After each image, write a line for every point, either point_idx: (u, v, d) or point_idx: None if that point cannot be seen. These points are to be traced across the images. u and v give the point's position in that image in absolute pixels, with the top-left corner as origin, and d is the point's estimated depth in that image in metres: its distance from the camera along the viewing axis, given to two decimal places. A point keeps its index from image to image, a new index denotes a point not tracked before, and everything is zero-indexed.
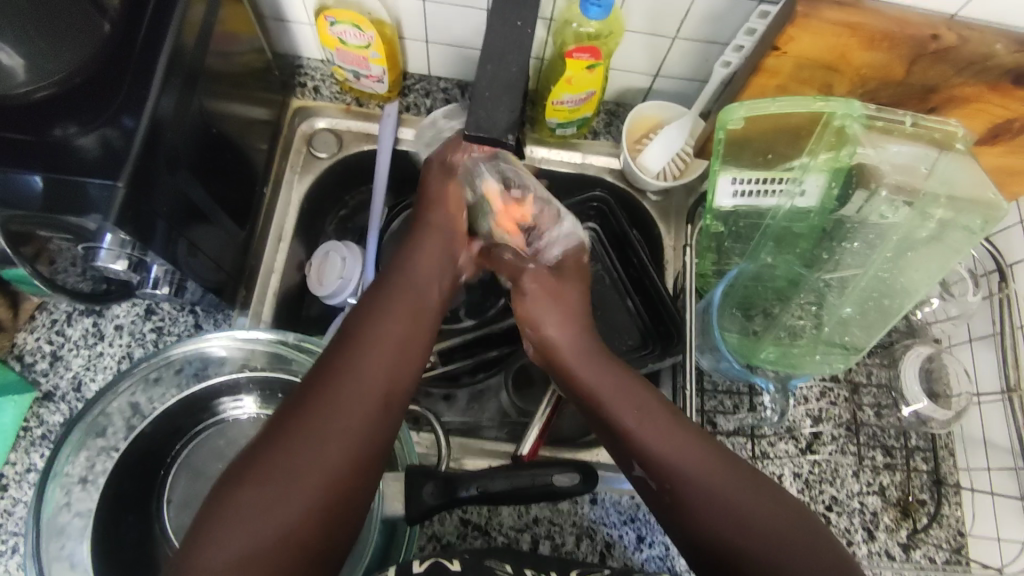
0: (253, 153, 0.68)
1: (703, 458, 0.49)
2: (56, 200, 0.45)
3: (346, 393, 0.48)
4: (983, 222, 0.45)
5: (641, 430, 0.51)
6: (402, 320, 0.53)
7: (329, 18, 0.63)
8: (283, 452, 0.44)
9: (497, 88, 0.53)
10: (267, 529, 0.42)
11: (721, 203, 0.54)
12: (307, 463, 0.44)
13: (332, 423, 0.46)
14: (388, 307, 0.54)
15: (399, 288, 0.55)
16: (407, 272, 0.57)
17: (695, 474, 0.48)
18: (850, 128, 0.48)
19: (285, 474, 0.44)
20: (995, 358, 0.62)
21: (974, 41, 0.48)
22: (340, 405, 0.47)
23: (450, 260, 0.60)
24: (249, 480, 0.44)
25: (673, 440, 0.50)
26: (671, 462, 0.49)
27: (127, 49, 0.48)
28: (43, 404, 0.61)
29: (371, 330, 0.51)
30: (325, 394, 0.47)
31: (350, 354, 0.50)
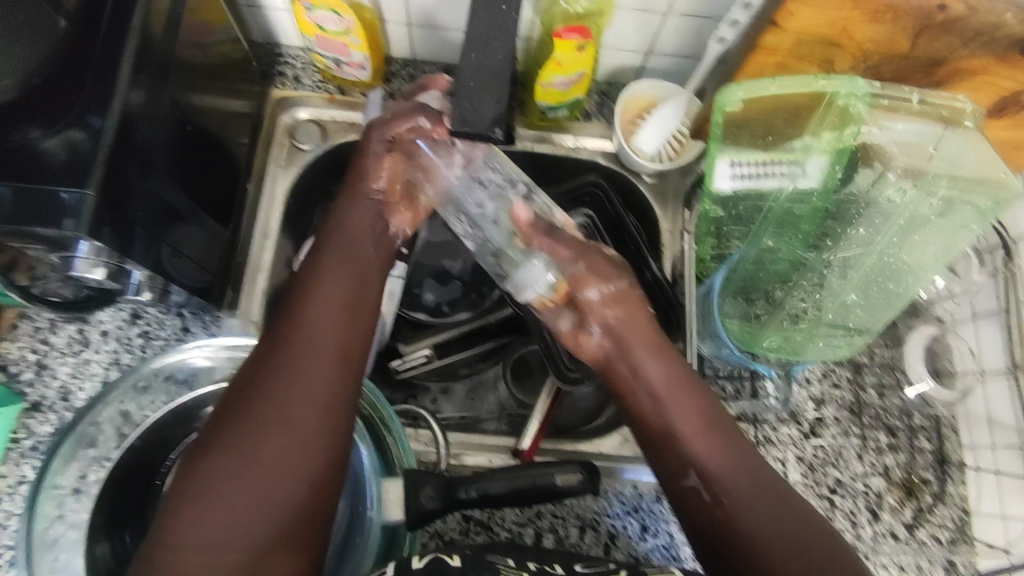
0: (235, 148, 0.65)
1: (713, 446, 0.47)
2: (24, 211, 0.42)
3: (302, 365, 0.45)
4: (994, 202, 0.44)
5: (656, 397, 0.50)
6: (346, 282, 0.51)
7: (305, 4, 0.60)
8: (239, 425, 0.42)
9: (482, 77, 0.50)
10: (250, 512, 0.40)
11: (719, 186, 0.52)
12: (277, 435, 0.42)
13: (276, 389, 0.44)
14: (328, 269, 0.51)
15: (338, 253, 0.53)
16: (345, 236, 0.55)
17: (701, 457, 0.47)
18: (854, 107, 0.46)
19: (247, 443, 0.42)
20: (999, 335, 0.61)
21: (983, 10, 0.45)
22: (299, 377, 0.45)
23: (385, 226, 0.58)
24: (211, 459, 0.41)
25: (701, 431, 0.48)
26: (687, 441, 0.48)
27: (89, 45, 0.45)
28: (31, 415, 0.60)
29: (315, 295, 0.49)
30: (271, 361, 0.45)
31: (290, 331, 0.47)
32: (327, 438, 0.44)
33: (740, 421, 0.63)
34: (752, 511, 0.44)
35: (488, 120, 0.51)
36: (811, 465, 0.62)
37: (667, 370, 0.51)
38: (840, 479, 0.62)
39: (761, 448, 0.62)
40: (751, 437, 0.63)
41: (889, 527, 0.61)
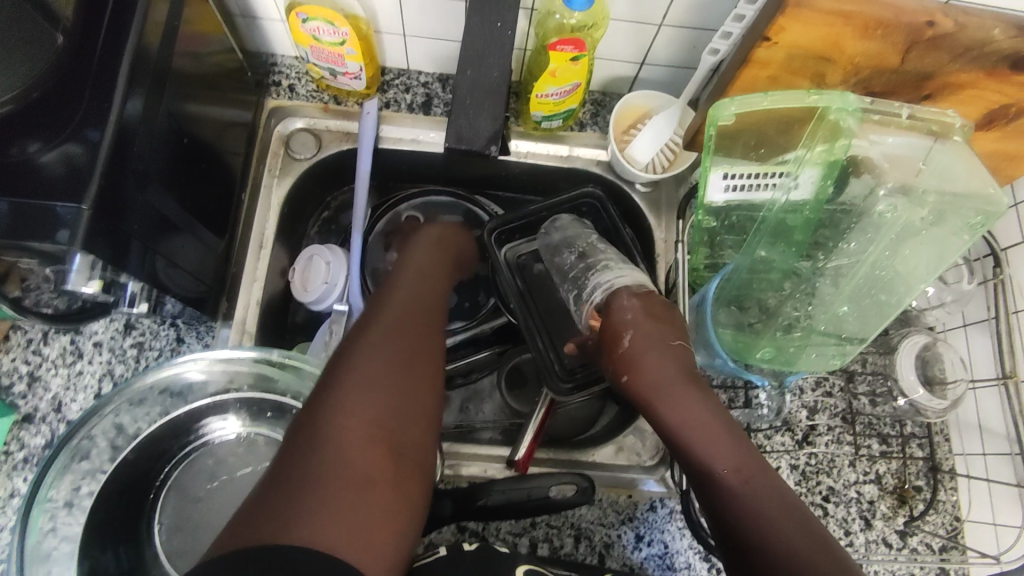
0: (230, 157, 0.65)
1: (766, 502, 0.45)
2: (19, 225, 0.42)
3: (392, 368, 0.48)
4: (983, 218, 0.44)
5: (709, 450, 0.48)
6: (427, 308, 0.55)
7: (301, 14, 0.61)
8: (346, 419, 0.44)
9: (478, 94, 0.53)
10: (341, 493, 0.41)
11: (712, 199, 0.54)
12: (368, 431, 0.44)
13: (376, 392, 0.46)
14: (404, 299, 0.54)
15: (409, 287, 0.56)
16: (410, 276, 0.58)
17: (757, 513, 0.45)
18: (845, 122, 0.47)
19: (359, 438, 0.44)
20: (990, 344, 0.62)
21: (972, 25, 0.46)
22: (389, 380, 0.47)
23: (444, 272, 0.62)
24: (325, 453, 0.42)
25: (740, 471, 0.47)
26: (737, 496, 0.46)
27: (85, 58, 0.45)
28: (23, 427, 0.60)
29: (400, 301, 0.54)
30: (366, 361, 0.47)
31: (383, 342, 0.49)
32: (412, 439, 0.47)
33: None
34: (790, 555, 0.43)
35: (484, 137, 0.54)
36: (805, 473, 0.63)
37: (716, 417, 0.50)
38: (833, 486, 0.63)
39: None
40: None
41: (882, 534, 0.62)
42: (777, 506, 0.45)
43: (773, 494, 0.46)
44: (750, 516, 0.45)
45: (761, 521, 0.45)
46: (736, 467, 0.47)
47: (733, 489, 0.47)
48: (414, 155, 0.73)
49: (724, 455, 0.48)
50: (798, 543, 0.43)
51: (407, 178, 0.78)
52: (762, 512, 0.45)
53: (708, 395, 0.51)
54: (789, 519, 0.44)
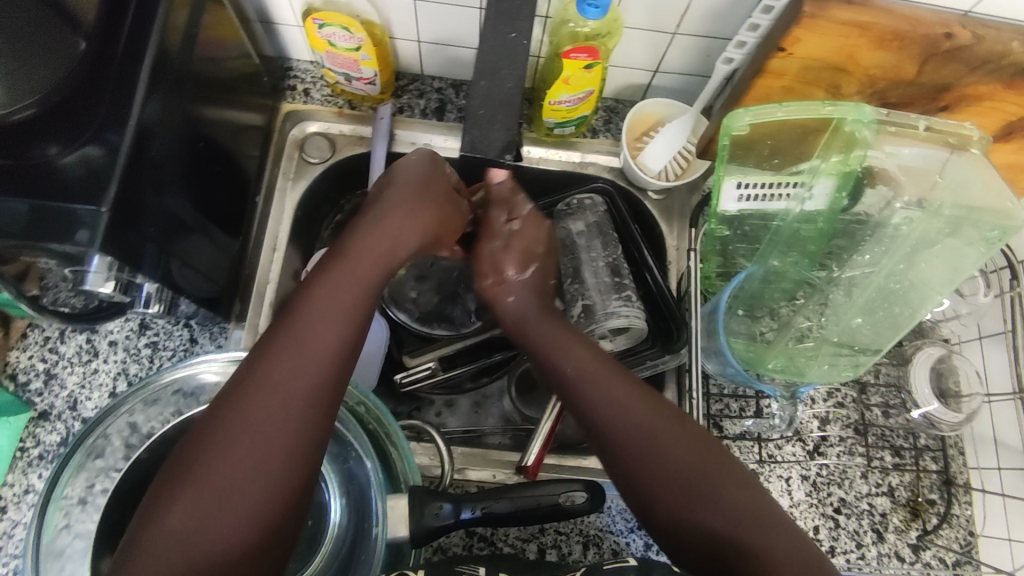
0: (244, 160, 0.66)
1: (666, 444, 0.46)
2: (38, 226, 0.43)
3: (303, 341, 0.46)
4: (1001, 233, 0.43)
5: (614, 410, 0.48)
6: (351, 287, 0.49)
7: (317, 21, 0.61)
8: (233, 426, 0.43)
9: (491, 106, 0.50)
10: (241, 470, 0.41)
11: (726, 207, 0.54)
12: (273, 403, 0.44)
13: (268, 387, 0.44)
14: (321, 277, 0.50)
15: (321, 277, 0.49)
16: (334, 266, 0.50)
17: (653, 457, 0.46)
18: (861, 133, 0.46)
19: (242, 443, 0.42)
20: (1006, 357, 0.61)
21: (990, 39, 0.46)
22: (298, 349, 0.46)
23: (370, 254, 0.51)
24: (201, 464, 0.42)
25: (637, 417, 0.48)
26: (635, 445, 0.47)
27: (107, 63, 0.45)
28: (38, 424, 0.61)
29: (322, 287, 0.49)
30: (276, 343, 0.46)
31: (292, 334, 0.46)
32: (318, 400, 0.45)
33: (744, 440, 0.63)
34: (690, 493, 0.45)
35: (498, 147, 0.51)
36: (816, 483, 0.62)
37: (607, 368, 0.51)
38: (844, 498, 0.62)
39: (766, 466, 0.62)
40: (755, 454, 0.63)
41: (894, 547, 0.61)
42: (671, 438, 0.47)
43: (671, 435, 0.47)
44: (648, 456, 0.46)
45: (656, 470, 0.46)
46: (628, 408, 0.48)
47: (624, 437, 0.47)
48: None
49: (609, 397, 0.49)
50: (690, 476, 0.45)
51: None
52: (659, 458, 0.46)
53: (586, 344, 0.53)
54: (686, 449, 0.46)
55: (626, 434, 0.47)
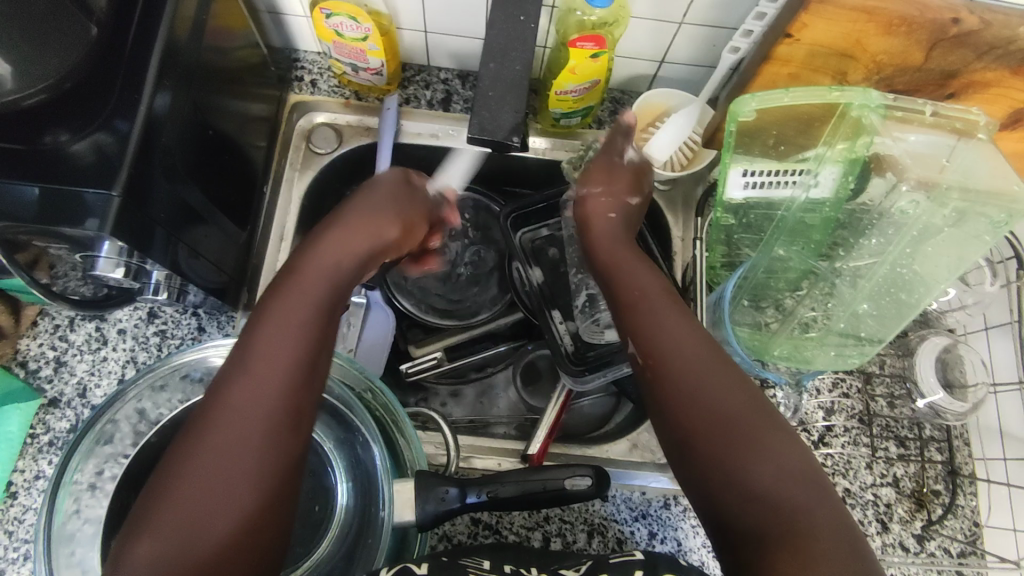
0: (252, 150, 0.66)
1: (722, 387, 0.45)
2: (51, 211, 0.44)
3: (256, 375, 0.43)
4: (1008, 216, 0.43)
5: (672, 341, 0.46)
6: (303, 304, 0.46)
7: (325, 10, 0.61)
8: (200, 446, 0.41)
9: (500, 87, 0.51)
10: (198, 503, 0.39)
11: (732, 195, 0.53)
12: (227, 436, 0.41)
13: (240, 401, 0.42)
14: (281, 298, 0.47)
15: (274, 296, 0.47)
16: (288, 285, 0.47)
17: (706, 392, 0.44)
18: (868, 118, 0.46)
19: (214, 461, 0.40)
20: (1012, 347, 0.61)
21: (998, 24, 0.45)
22: (253, 384, 0.42)
23: (322, 277, 0.48)
24: (173, 485, 0.40)
25: (689, 353, 0.46)
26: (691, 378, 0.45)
27: (117, 50, 0.46)
28: (49, 411, 0.61)
29: (274, 306, 0.46)
30: (235, 375, 0.43)
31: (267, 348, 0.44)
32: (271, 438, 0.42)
33: None
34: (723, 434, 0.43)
35: (506, 129, 0.51)
36: None
37: (669, 296, 0.50)
38: (849, 488, 0.62)
39: None
40: None
41: (899, 538, 0.61)
42: (720, 375, 0.45)
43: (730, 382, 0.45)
44: (689, 387, 0.45)
45: (709, 407, 0.44)
46: (681, 332, 0.47)
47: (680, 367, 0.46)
48: (432, 150, 0.74)
49: (665, 321, 0.48)
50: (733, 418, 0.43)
51: (425, 174, 0.78)
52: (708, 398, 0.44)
53: (655, 272, 0.53)
54: (730, 388, 0.44)
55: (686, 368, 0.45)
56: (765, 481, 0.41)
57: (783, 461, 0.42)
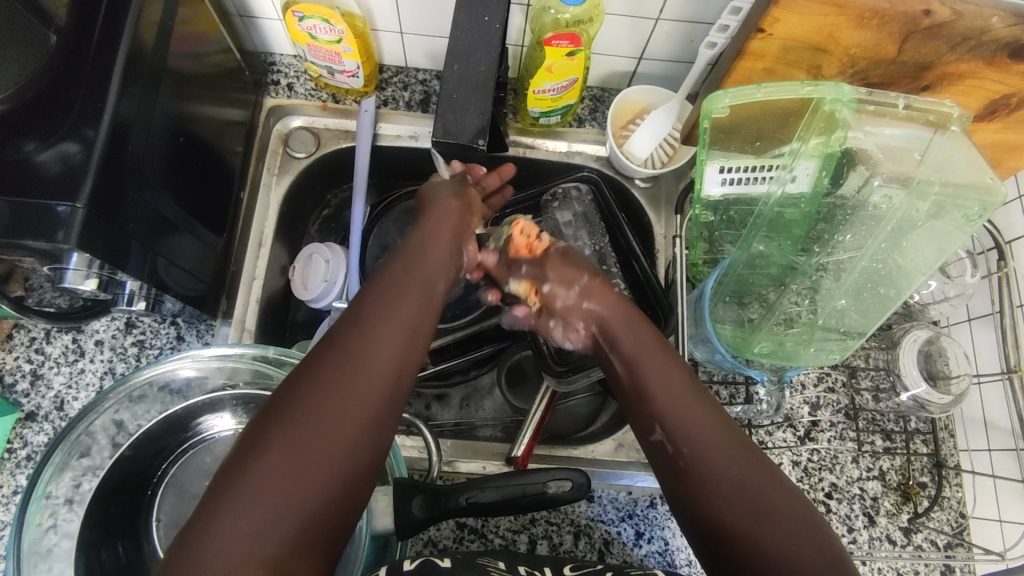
0: (229, 156, 0.66)
1: (722, 460, 0.43)
2: (16, 224, 0.42)
3: (358, 375, 0.43)
4: (982, 208, 0.43)
5: (666, 399, 0.46)
6: (419, 306, 0.48)
7: (297, 13, 0.61)
8: (319, 407, 0.41)
9: (465, 89, 0.50)
10: (273, 503, 0.38)
11: (710, 191, 0.54)
12: (317, 437, 0.40)
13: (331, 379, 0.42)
14: (397, 291, 0.48)
15: (414, 286, 0.49)
16: (415, 271, 0.50)
17: (710, 464, 0.43)
18: (840, 113, 0.46)
19: (294, 440, 0.39)
20: (994, 338, 0.61)
21: (969, 14, 0.45)
22: (351, 385, 0.42)
23: (433, 268, 0.51)
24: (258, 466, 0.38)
25: (702, 419, 0.45)
26: (698, 456, 0.43)
27: (80, 56, 0.45)
28: (26, 425, 0.60)
29: (403, 303, 0.47)
30: (335, 375, 0.42)
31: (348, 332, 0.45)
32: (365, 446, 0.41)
33: (735, 426, 0.63)
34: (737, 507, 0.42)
35: (472, 132, 0.50)
36: (807, 469, 0.62)
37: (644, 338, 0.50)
38: (836, 483, 0.62)
39: None
40: None
41: (886, 531, 0.61)
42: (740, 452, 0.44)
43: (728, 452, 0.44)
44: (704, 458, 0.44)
45: (713, 475, 0.43)
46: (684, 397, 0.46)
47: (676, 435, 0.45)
48: (412, 153, 0.73)
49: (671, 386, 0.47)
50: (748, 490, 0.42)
51: (406, 175, 0.78)
52: (711, 468, 0.43)
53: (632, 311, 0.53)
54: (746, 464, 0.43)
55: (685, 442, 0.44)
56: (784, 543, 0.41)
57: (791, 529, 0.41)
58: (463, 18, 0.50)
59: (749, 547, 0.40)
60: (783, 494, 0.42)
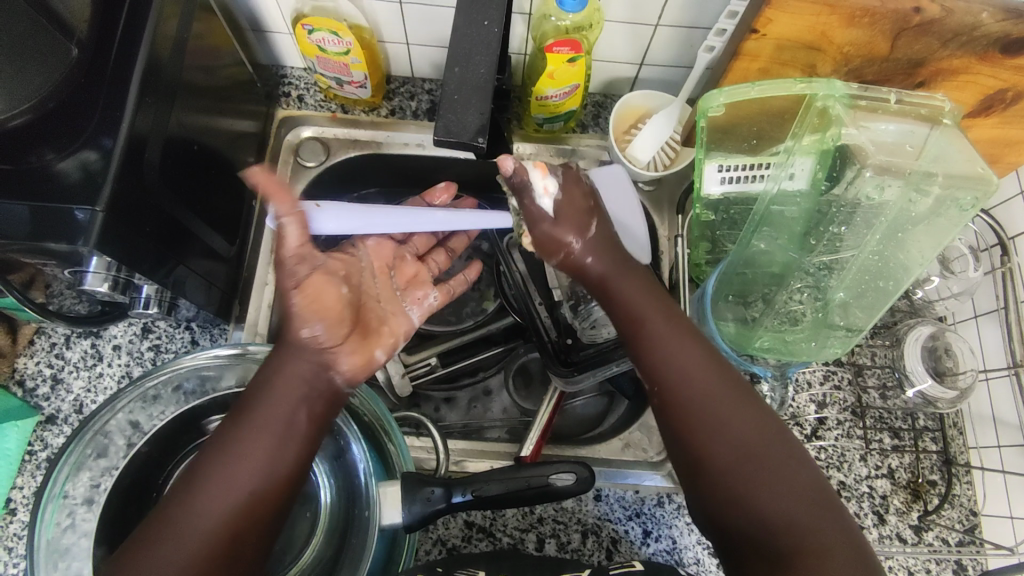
0: (241, 166, 0.68)
1: (715, 385, 0.46)
2: (38, 228, 0.44)
3: (209, 493, 0.43)
4: (975, 198, 0.43)
5: (668, 352, 0.48)
6: (255, 446, 0.45)
7: (306, 26, 0.62)
8: (161, 534, 0.42)
9: (466, 90, 0.50)
10: None
11: (710, 190, 0.55)
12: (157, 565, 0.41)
13: (206, 502, 0.43)
14: (238, 430, 0.45)
15: (249, 432, 0.45)
16: (263, 404, 0.46)
17: (708, 411, 0.45)
18: (833, 109, 0.47)
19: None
20: (1000, 333, 0.61)
21: (959, 11, 0.46)
22: (195, 505, 0.43)
23: (281, 419, 0.46)
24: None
25: (701, 378, 0.47)
26: (699, 404, 0.46)
27: (101, 67, 0.47)
28: (46, 427, 0.62)
29: (245, 449, 0.45)
30: (186, 500, 0.43)
31: (184, 495, 0.43)
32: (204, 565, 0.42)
33: None
34: (736, 446, 0.44)
35: (472, 131, 0.50)
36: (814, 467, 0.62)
37: (637, 286, 0.51)
38: (844, 481, 0.62)
39: None
40: None
41: (896, 529, 0.61)
42: (736, 401, 0.46)
43: (725, 381, 0.46)
44: (697, 407, 0.46)
45: (713, 423, 0.45)
46: (676, 347, 0.48)
47: (657, 352, 0.48)
48: (419, 160, 0.75)
49: (670, 344, 0.48)
50: (747, 437, 0.45)
51: (413, 182, 0.80)
52: (714, 411, 0.45)
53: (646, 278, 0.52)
54: (749, 414, 0.45)
55: (672, 378, 0.47)
56: (791, 495, 0.43)
57: (801, 479, 0.44)
58: (467, 17, 0.52)
59: (750, 489, 0.43)
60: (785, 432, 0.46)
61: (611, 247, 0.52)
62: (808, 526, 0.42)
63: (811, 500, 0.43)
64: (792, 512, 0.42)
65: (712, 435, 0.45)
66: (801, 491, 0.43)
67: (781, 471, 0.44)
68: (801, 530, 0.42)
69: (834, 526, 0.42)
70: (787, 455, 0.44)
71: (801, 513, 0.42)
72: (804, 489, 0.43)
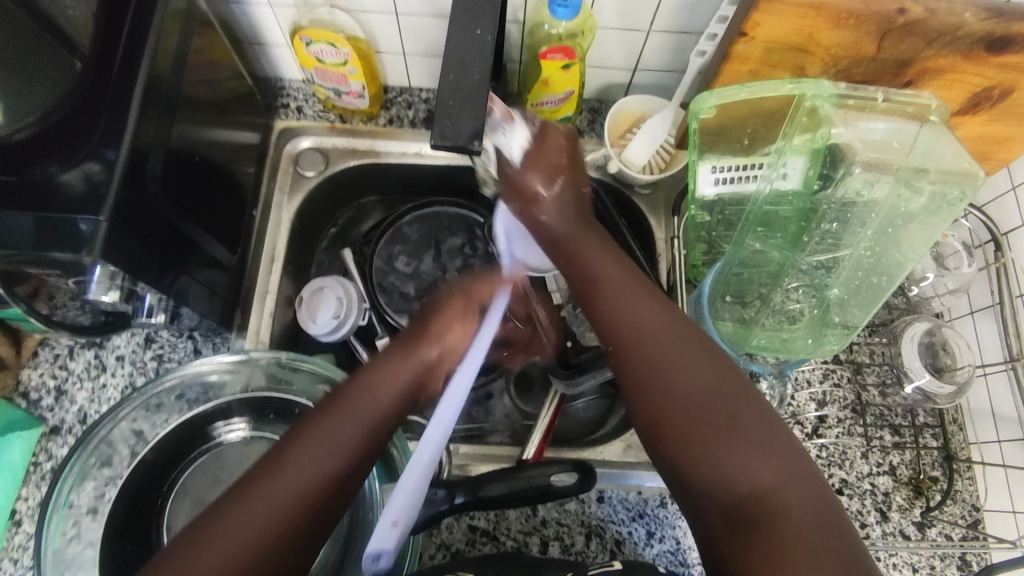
0: (242, 176, 0.68)
1: (670, 338, 0.44)
2: (44, 239, 0.45)
3: (243, 522, 0.38)
4: (961, 193, 0.45)
5: (619, 311, 0.45)
6: (303, 472, 0.40)
7: (304, 38, 0.63)
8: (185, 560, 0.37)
9: (460, 95, 0.51)
10: None
11: (704, 192, 0.56)
12: None
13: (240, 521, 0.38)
14: (286, 456, 0.41)
15: (300, 456, 0.41)
16: (315, 433, 0.42)
17: (665, 366, 0.43)
18: (822, 108, 0.48)
19: None
20: (996, 329, 0.61)
21: (942, 11, 0.47)
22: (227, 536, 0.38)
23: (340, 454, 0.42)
24: None
25: (657, 332, 0.44)
26: (652, 359, 0.43)
27: (103, 80, 0.48)
28: (51, 438, 0.63)
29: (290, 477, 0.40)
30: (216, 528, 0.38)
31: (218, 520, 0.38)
32: None
33: None
34: (693, 402, 0.42)
35: (468, 135, 0.50)
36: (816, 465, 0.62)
37: (594, 247, 0.49)
38: (846, 479, 0.62)
39: None
40: None
41: (899, 526, 0.61)
42: (696, 355, 0.43)
43: (688, 337, 0.44)
44: (654, 360, 0.43)
45: (670, 377, 0.42)
46: (627, 302, 0.45)
47: (606, 304, 0.46)
48: (417, 168, 0.76)
49: (625, 303, 0.45)
50: (710, 399, 0.41)
51: (412, 190, 0.81)
52: (672, 366, 0.43)
53: (609, 243, 0.50)
54: (710, 369, 0.42)
55: (626, 331, 0.45)
56: (756, 460, 0.40)
57: (769, 443, 0.40)
58: (461, 25, 0.53)
59: (710, 452, 0.40)
60: (753, 393, 0.42)
61: (578, 209, 0.51)
62: (777, 491, 0.39)
63: (781, 468, 0.40)
64: (760, 479, 0.39)
65: (674, 387, 0.42)
66: (771, 455, 0.40)
67: (745, 435, 0.40)
68: (771, 499, 0.39)
69: (808, 493, 0.39)
70: (755, 416, 0.41)
71: (769, 480, 0.39)
72: (773, 454, 0.40)
